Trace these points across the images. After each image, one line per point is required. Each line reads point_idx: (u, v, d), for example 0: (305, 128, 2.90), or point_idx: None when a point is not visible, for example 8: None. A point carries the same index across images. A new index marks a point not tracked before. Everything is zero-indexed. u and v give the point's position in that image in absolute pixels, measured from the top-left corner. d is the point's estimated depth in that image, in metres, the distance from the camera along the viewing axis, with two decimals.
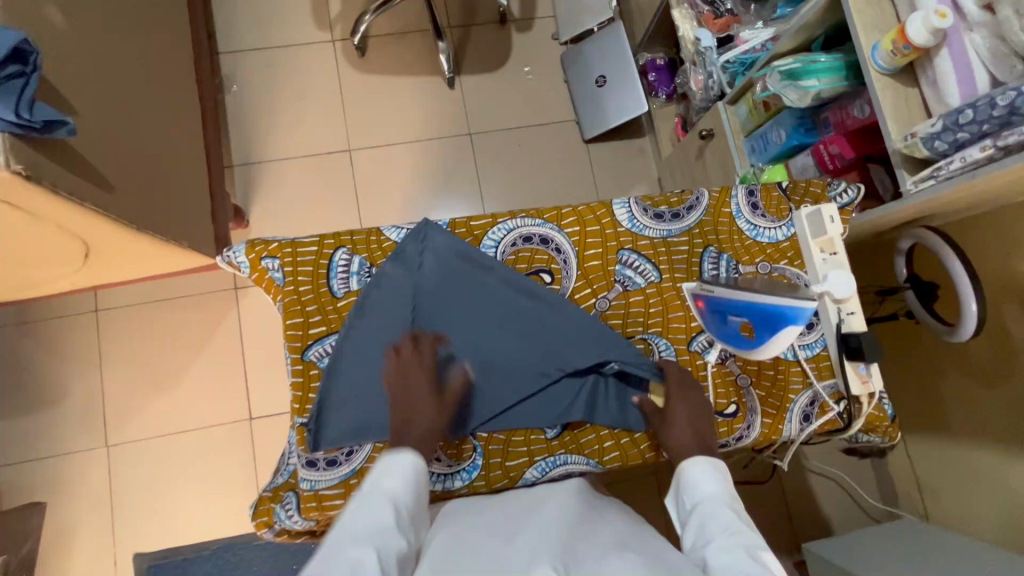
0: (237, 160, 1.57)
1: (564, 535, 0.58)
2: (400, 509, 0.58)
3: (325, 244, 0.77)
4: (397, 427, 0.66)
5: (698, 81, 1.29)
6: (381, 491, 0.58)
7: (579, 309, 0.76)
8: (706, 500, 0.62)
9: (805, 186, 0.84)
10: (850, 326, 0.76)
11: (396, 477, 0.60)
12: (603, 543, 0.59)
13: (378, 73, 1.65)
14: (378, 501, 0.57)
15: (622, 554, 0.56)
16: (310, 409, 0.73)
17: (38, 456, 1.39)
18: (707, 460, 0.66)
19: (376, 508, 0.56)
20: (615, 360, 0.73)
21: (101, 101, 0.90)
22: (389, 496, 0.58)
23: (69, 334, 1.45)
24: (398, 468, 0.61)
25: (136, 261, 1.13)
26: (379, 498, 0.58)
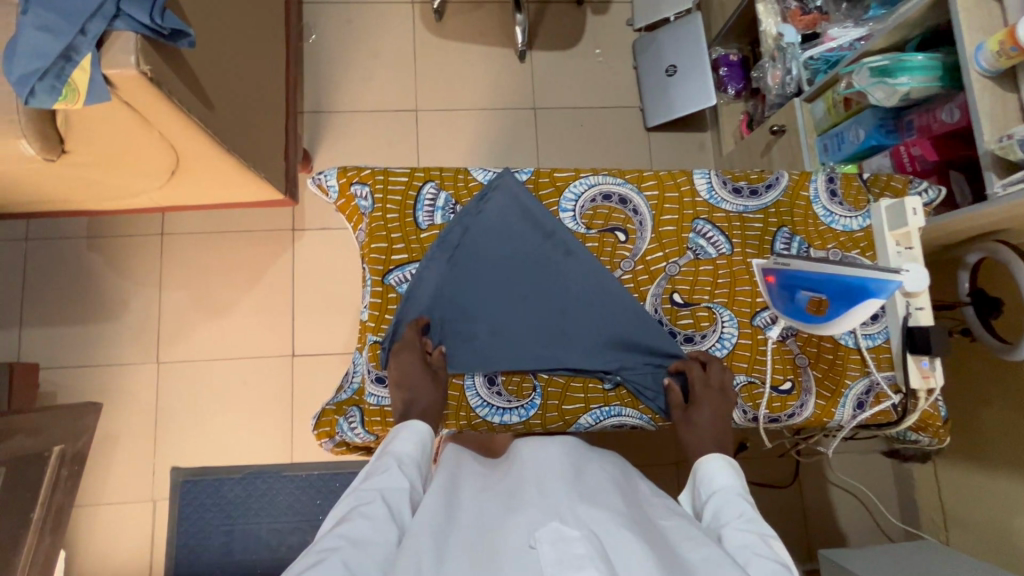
0: (308, 107, 1.61)
1: (570, 480, 0.64)
2: (406, 463, 0.64)
3: (415, 176, 0.80)
4: (404, 403, 0.71)
5: (775, 77, 1.28)
6: (391, 451, 0.65)
7: (636, 302, 0.78)
8: (721, 490, 0.66)
9: (886, 180, 0.84)
10: (917, 321, 0.76)
11: (404, 440, 0.67)
12: (601, 484, 0.66)
13: (453, 39, 1.68)
14: (383, 462, 0.64)
15: (616, 497, 0.64)
16: (385, 328, 0.77)
17: (96, 362, 1.47)
18: (719, 456, 0.69)
19: (382, 468, 0.63)
20: (635, 361, 0.78)
21: (213, 22, 0.95)
22: (394, 456, 0.65)
23: (135, 252, 1.52)
24: (408, 433, 0.68)
25: (215, 184, 1.19)
26: (386, 459, 0.64)
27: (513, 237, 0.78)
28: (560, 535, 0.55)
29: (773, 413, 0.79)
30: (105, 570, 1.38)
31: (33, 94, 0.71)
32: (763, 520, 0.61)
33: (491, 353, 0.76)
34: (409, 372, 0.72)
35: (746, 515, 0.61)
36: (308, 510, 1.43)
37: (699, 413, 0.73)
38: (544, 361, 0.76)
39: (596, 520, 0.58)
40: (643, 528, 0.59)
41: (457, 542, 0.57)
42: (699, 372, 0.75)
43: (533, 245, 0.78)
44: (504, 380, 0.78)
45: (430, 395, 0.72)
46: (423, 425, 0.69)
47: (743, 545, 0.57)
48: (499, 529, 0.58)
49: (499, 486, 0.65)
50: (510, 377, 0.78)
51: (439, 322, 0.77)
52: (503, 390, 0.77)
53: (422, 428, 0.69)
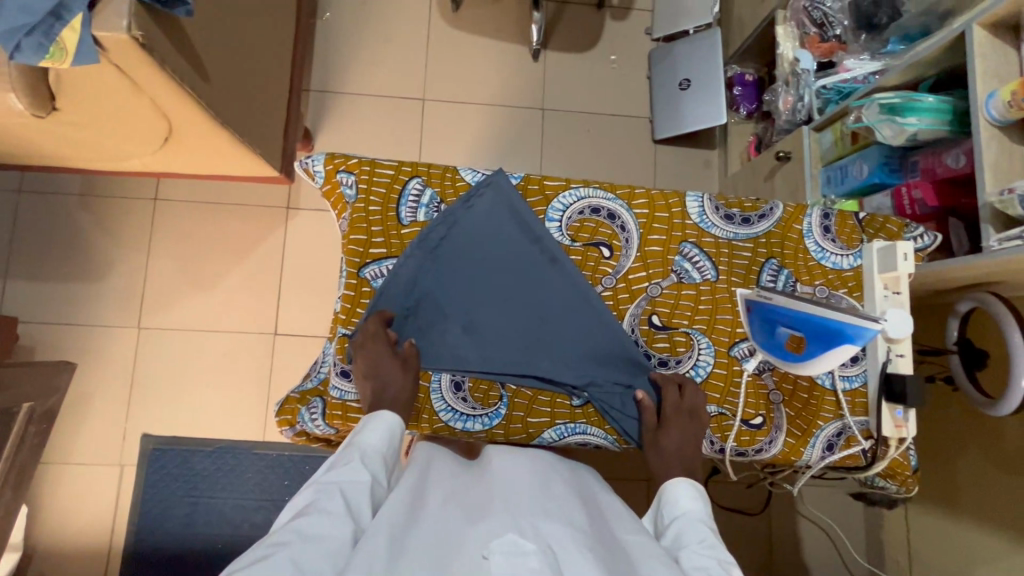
0: (314, 85, 1.59)
1: (534, 498, 0.63)
2: (371, 457, 0.63)
3: (402, 170, 0.79)
4: (372, 395, 0.70)
5: (787, 102, 1.27)
6: (358, 444, 0.64)
7: (615, 320, 0.76)
8: (685, 514, 0.65)
9: (881, 222, 0.82)
10: (896, 367, 0.75)
11: (372, 431, 0.66)
12: (568, 499, 0.65)
13: (467, 31, 1.65)
14: (348, 454, 0.63)
15: (582, 513, 0.63)
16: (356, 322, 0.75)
17: (76, 322, 1.46)
18: (688, 481, 0.68)
19: (345, 461, 0.62)
20: (606, 379, 0.76)
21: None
22: (360, 449, 0.63)
23: (126, 215, 1.51)
24: (373, 424, 0.66)
25: (208, 155, 1.17)
26: (350, 451, 0.63)
27: (506, 238, 0.77)
28: (515, 548, 0.54)
29: (741, 446, 0.78)
30: (67, 530, 1.38)
31: (19, 49, 0.69)
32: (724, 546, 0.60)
33: (466, 354, 0.75)
34: (378, 362, 0.70)
35: (707, 540, 0.60)
36: (275, 490, 1.43)
37: (666, 435, 0.72)
38: (514, 369, 0.75)
39: (557, 539, 0.57)
40: (605, 549, 0.58)
41: (414, 542, 0.55)
42: (674, 394, 0.74)
43: (524, 249, 0.77)
44: (471, 386, 0.76)
45: (400, 385, 0.70)
46: (392, 415, 0.68)
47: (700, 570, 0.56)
48: (459, 537, 0.57)
49: (465, 493, 0.64)
50: (477, 384, 0.76)
51: (418, 316, 0.75)
52: (469, 397, 0.76)
53: (390, 419, 0.67)
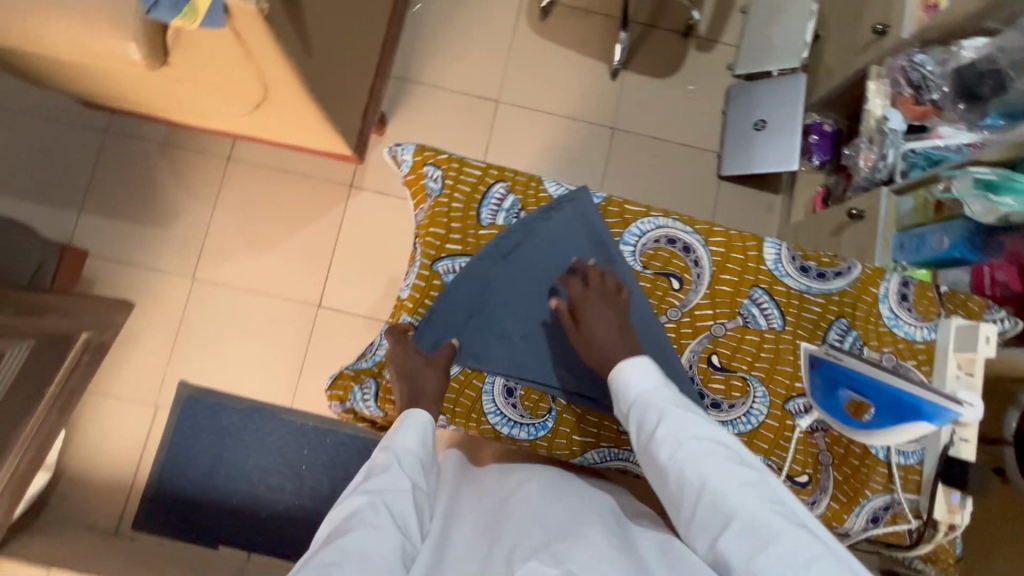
0: (396, 72, 1.63)
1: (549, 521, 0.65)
2: (407, 460, 0.64)
3: (489, 172, 0.80)
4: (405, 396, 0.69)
5: (868, 159, 1.24)
6: (391, 447, 0.64)
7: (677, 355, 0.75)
8: (640, 396, 0.64)
9: (963, 299, 0.80)
10: (958, 452, 0.72)
11: (404, 432, 0.65)
12: (585, 514, 0.66)
13: (551, 41, 1.67)
14: (386, 459, 0.63)
15: (603, 527, 0.64)
16: (423, 312, 0.76)
17: (137, 264, 1.52)
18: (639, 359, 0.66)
19: (381, 467, 0.62)
20: None
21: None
22: (394, 454, 0.63)
23: (199, 169, 1.57)
24: (408, 426, 0.66)
25: (290, 125, 1.21)
26: (385, 457, 0.63)
27: (571, 256, 0.77)
28: None
29: None
30: (96, 459, 1.44)
31: (156, 5, 0.73)
32: (687, 413, 0.61)
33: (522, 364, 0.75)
34: (411, 363, 0.71)
35: (672, 418, 0.61)
36: (293, 456, 1.46)
37: (589, 323, 0.70)
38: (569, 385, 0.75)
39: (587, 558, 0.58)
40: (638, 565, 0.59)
41: None
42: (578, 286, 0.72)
43: (590, 269, 0.77)
44: (522, 394, 0.76)
45: (431, 383, 0.70)
46: (423, 412, 0.67)
47: (695, 457, 0.58)
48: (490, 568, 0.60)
49: (491, 524, 0.68)
50: (529, 393, 0.76)
51: (478, 319, 0.76)
52: (519, 404, 0.76)
53: (422, 417, 0.67)
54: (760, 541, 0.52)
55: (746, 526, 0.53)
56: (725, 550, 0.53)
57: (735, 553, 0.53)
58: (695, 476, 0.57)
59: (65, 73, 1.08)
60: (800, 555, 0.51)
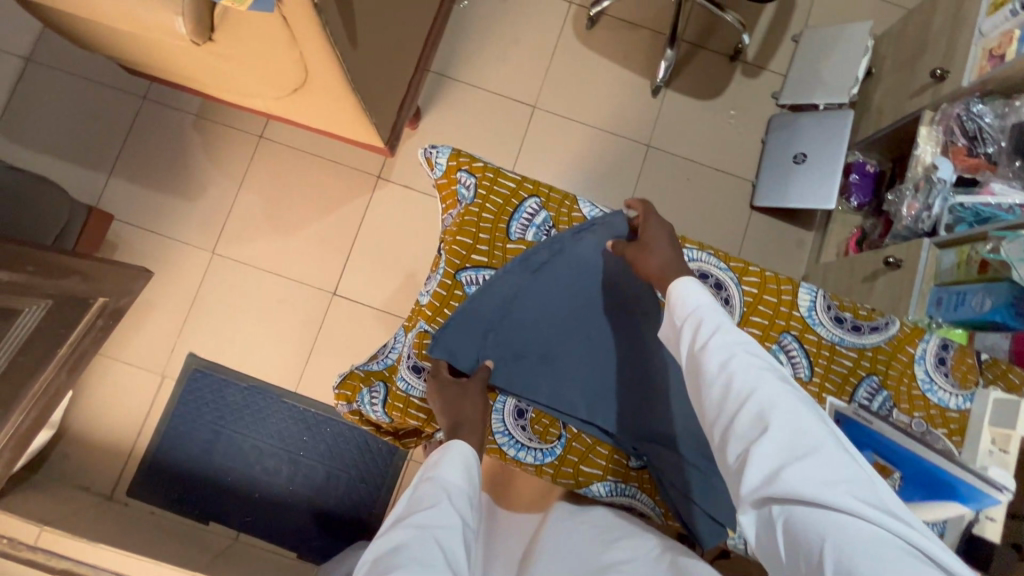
0: (435, 67, 1.62)
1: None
2: (455, 494, 0.60)
3: (523, 185, 0.79)
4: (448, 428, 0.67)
5: (910, 207, 1.19)
6: (438, 479, 0.60)
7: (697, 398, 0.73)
8: (695, 308, 0.61)
9: (1004, 369, 0.76)
10: (982, 530, 0.69)
11: (450, 464, 0.62)
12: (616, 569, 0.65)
13: (595, 52, 1.64)
14: (432, 492, 0.60)
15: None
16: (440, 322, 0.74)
17: (161, 232, 1.53)
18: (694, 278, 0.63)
19: (428, 501, 0.59)
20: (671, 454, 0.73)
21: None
22: (442, 486, 0.60)
23: (231, 144, 1.57)
24: (452, 457, 0.62)
25: (326, 113, 1.21)
26: (432, 489, 0.60)
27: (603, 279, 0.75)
28: None
29: None
30: (99, 421, 1.45)
31: None
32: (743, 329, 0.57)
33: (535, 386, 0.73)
34: (450, 396, 0.68)
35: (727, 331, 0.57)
36: (292, 442, 1.46)
37: (650, 239, 0.69)
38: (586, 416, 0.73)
39: None
40: None
41: None
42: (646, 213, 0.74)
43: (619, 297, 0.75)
44: (533, 417, 0.75)
45: (469, 407, 0.68)
46: (462, 442, 0.64)
47: (744, 366, 0.54)
48: None
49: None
50: (540, 417, 0.75)
51: (498, 330, 0.73)
52: (529, 427, 0.75)
53: (463, 449, 0.63)
54: (795, 456, 0.49)
55: (785, 437, 0.50)
56: (755, 460, 0.50)
57: (764, 463, 0.50)
58: (741, 385, 0.53)
59: (111, 40, 1.08)
60: (834, 476, 0.48)
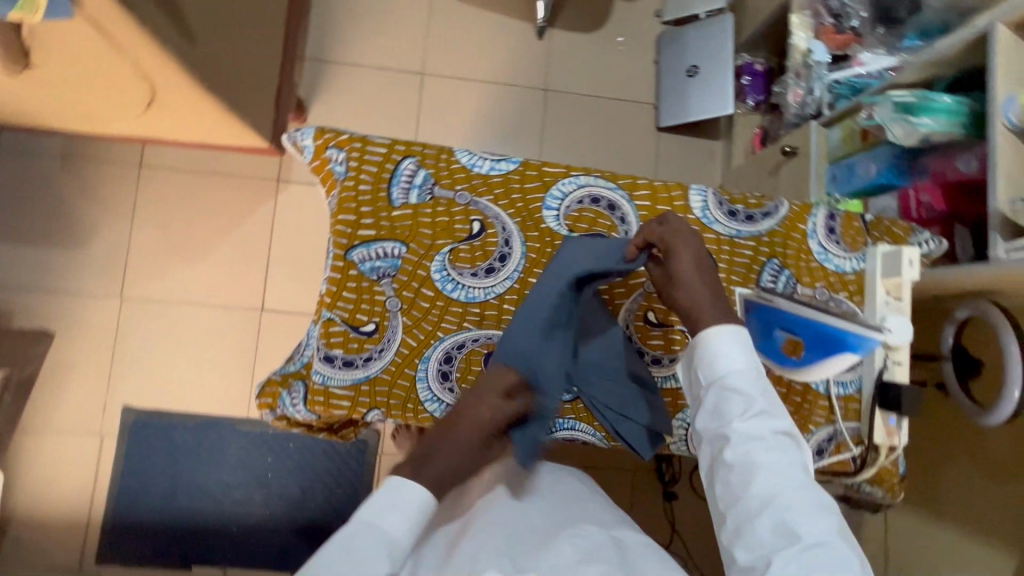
0: (309, 53, 1.53)
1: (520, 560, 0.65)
2: (390, 546, 0.57)
3: (394, 149, 0.75)
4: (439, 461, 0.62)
5: (795, 95, 1.23)
6: (377, 526, 0.57)
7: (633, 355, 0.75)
8: (732, 376, 0.62)
9: (887, 225, 0.81)
10: (892, 375, 0.75)
11: (397, 511, 0.58)
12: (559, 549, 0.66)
13: (471, 4, 1.59)
14: (370, 537, 0.56)
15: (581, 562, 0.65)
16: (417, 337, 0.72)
17: (58, 289, 1.42)
18: (736, 331, 0.63)
19: (361, 546, 0.55)
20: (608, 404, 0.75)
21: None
22: (380, 534, 0.57)
23: (109, 180, 1.45)
24: (401, 505, 0.58)
25: (194, 122, 1.13)
26: (370, 534, 0.56)
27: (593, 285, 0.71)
28: None
29: None
30: (43, 499, 1.36)
31: None
32: (782, 415, 0.59)
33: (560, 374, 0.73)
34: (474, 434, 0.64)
35: (764, 415, 0.59)
36: (258, 467, 1.42)
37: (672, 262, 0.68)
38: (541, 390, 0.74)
39: None
40: None
41: None
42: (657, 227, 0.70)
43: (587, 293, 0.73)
44: (459, 376, 0.73)
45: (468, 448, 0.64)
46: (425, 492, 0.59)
47: (770, 463, 0.58)
48: None
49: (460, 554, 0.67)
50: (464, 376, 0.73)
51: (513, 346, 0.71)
52: (456, 387, 0.73)
53: (422, 497, 0.59)
54: (813, 568, 0.52)
55: (801, 549, 0.53)
56: (770, 560, 0.54)
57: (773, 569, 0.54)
58: (769, 482, 0.57)
59: None
60: None
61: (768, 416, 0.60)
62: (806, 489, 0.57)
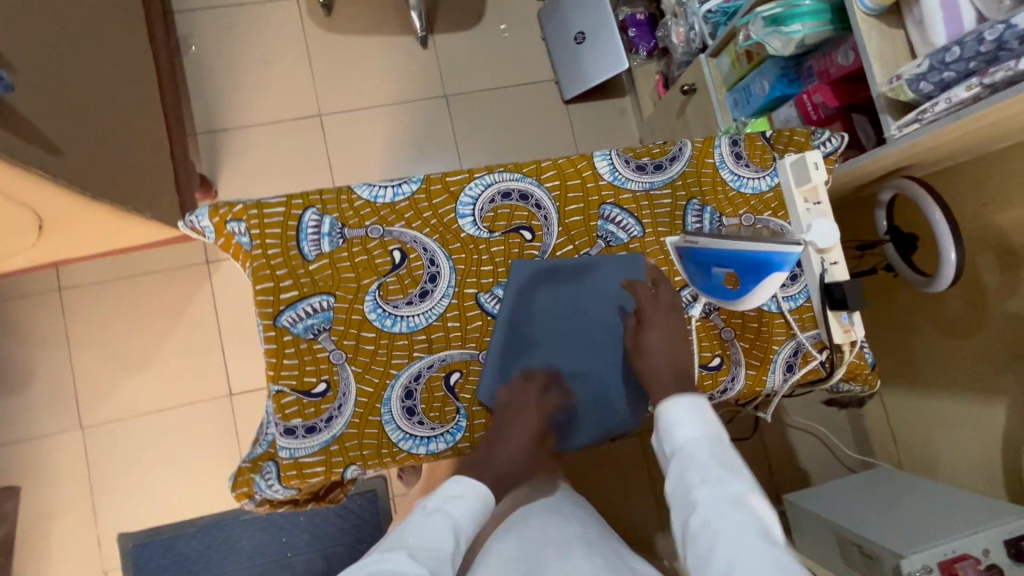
0: (200, 128, 1.49)
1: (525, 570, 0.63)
2: (456, 527, 0.63)
3: (292, 204, 0.73)
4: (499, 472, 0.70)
5: (679, 34, 1.25)
6: (444, 512, 0.64)
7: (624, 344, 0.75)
8: (688, 446, 0.65)
9: (789, 135, 0.82)
10: (833, 275, 0.77)
11: (462, 500, 0.66)
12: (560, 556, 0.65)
13: (346, 34, 1.57)
14: (436, 518, 0.63)
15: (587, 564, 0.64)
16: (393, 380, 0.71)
17: (14, 440, 1.35)
18: (693, 400, 0.68)
19: (430, 524, 0.62)
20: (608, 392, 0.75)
21: (28, 51, 0.83)
22: (445, 517, 0.63)
23: (32, 315, 1.39)
24: (466, 496, 0.66)
25: (95, 233, 1.08)
26: (437, 516, 0.63)
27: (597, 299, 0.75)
28: None
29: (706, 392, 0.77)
30: None
31: None
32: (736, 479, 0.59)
33: (591, 395, 0.75)
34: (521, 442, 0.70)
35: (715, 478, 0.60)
36: (274, 549, 1.38)
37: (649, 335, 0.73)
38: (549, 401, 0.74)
39: None
40: None
41: None
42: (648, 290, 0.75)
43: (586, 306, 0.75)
44: (424, 408, 0.72)
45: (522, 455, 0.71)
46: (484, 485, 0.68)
47: (724, 522, 0.56)
48: None
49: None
50: (430, 403, 0.72)
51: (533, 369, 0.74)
52: (425, 418, 0.72)
53: (481, 489, 0.67)
54: None
55: None
56: None
57: None
58: (724, 543, 0.54)
59: None
60: None
61: (722, 482, 0.60)
62: (766, 548, 0.53)
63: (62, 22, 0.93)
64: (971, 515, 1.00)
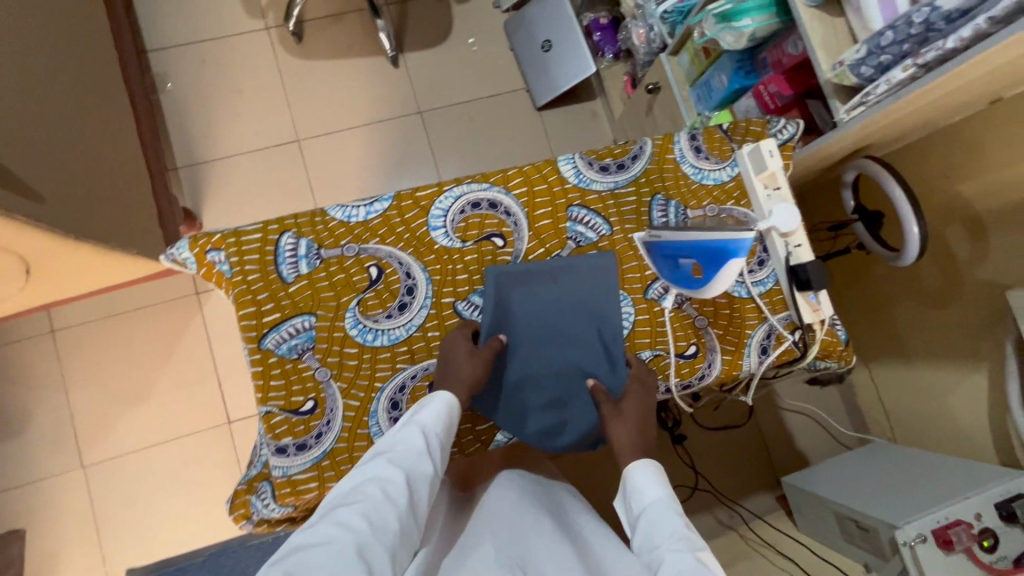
0: (180, 161, 1.51)
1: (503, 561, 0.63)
2: (428, 434, 0.63)
3: (268, 230, 0.75)
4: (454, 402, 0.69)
5: (641, 35, 1.29)
6: (415, 422, 0.64)
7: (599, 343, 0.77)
8: (649, 506, 0.63)
9: (745, 126, 0.85)
10: (798, 258, 0.78)
11: (429, 410, 0.65)
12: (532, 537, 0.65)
13: (318, 60, 1.60)
14: (409, 431, 0.63)
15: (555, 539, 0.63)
16: (380, 389, 0.73)
17: (16, 485, 1.36)
18: (653, 466, 0.67)
19: (405, 438, 0.62)
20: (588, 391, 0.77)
21: (5, 102, 0.85)
22: (418, 428, 0.63)
23: (26, 359, 1.40)
24: (431, 411, 0.66)
25: (83, 273, 1.10)
26: (410, 428, 0.63)
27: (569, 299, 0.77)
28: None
29: (684, 379, 0.79)
30: None
31: None
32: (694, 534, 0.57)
33: (572, 394, 0.77)
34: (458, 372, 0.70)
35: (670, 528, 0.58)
36: None
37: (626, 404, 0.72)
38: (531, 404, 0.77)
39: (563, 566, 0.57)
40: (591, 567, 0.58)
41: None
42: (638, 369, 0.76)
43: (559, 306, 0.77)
44: None
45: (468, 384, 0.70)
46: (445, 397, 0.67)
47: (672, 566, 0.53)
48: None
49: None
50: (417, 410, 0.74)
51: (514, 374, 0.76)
52: None
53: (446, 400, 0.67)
54: None
55: None
56: None
57: None
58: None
59: None
60: None
61: (679, 534, 0.58)
62: None
63: (37, 67, 0.95)
64: (962, 481, 1.02)
